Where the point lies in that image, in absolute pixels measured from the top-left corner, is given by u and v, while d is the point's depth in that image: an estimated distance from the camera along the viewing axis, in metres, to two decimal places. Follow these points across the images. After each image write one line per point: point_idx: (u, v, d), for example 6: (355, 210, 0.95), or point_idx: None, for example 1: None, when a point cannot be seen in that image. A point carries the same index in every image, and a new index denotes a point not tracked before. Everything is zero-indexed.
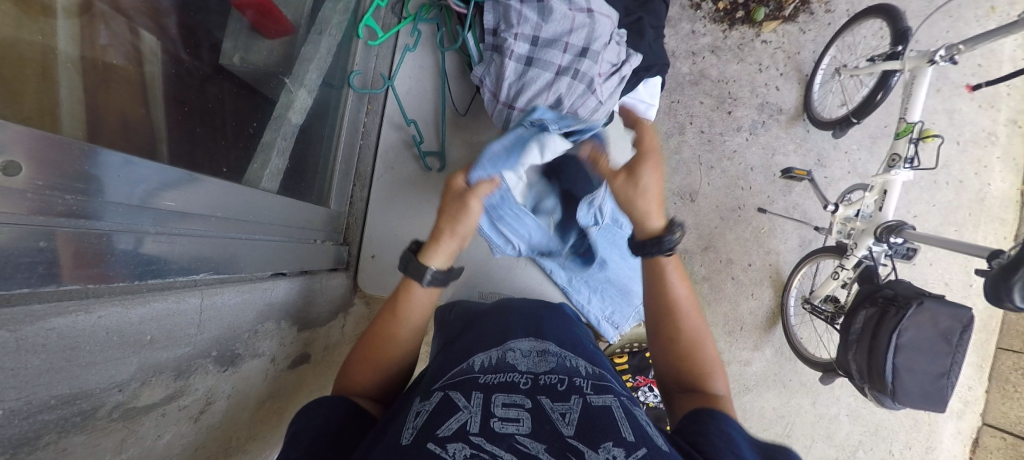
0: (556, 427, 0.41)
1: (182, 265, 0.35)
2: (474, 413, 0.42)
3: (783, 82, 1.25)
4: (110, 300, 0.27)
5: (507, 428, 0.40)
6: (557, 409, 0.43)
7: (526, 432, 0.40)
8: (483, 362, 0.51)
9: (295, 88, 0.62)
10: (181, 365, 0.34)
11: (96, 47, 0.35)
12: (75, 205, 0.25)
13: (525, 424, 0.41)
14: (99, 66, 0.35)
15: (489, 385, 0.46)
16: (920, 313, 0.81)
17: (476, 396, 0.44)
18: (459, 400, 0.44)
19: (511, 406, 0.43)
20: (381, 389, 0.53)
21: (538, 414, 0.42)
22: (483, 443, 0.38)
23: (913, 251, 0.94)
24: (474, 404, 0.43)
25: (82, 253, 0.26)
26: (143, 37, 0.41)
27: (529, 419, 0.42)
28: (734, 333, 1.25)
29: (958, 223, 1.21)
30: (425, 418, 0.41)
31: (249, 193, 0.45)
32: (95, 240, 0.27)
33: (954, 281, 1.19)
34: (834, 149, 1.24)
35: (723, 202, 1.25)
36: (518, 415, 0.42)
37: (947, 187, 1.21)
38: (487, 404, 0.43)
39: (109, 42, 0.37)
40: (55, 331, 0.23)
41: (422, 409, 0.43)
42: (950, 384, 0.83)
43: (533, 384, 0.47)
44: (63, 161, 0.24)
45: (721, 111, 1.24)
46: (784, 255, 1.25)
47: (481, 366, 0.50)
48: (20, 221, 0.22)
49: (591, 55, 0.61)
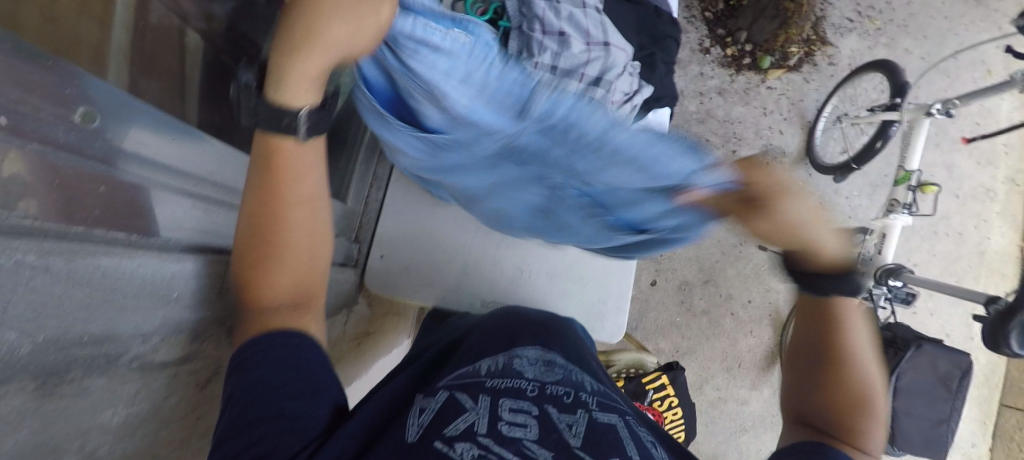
0: (563, 437, 0.39)
1: (210, 230, 0.37)
2: (481, 414, 0.40)
3: (786, 127, 1.30)
4: (151, 250, 0.29)
5: (514, 432, 0.39)
6: (563, 419, 0.41)
7: (535, 438, 0.39)
8: (489, 367, 0.48)
9: None
10: (196, 329, 0.35)
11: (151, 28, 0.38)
12: (137, 162, 0.28)
13: (532, 430, 0.39)
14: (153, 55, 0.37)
15: (497, 389, 0.44)
16: (920, 357, 0.81)
17: (484, 398, 0.42)
18: (465, 401, 0.42)
19: (518, 411, 0.41)
20: (304, 292, 0.44)
21: (546, 421, 0.40)
22: (491, 445, 0.37)
23: (911, 296, 0.97)
24: (481, 406, 0.41)
25: (134, 205, 0.28)
26: (191, 36, 0.45)
27: (537, 426, 0.40)
28: (732, 370, 1.24)
29: (958, 274, 1.22)
30: (432, 415, 0.40)
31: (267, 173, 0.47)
32: (147, 194, 0.29)
33: (956, 333, 1.19)
34: (835, 194, 1.28)
35: (725, 237, 1.27)
36: (525, 421, 0.40)
37: (947, 238, 1.23)
38: (495, 407, 0.41)
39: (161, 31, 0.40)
40: (102, 269, 0.25)
41: (427, 405, 0.41)
42: (950, 431, 0.82)
43: (540, 391, 0.44)
44: (139, 129, 0.27)
45: (725, 150, 1.29)
46: (784, 294, 1.26)
47: (487, 371, 0.47)
48: (97, 169, 0.25)
49: (604, 84, 0.67)
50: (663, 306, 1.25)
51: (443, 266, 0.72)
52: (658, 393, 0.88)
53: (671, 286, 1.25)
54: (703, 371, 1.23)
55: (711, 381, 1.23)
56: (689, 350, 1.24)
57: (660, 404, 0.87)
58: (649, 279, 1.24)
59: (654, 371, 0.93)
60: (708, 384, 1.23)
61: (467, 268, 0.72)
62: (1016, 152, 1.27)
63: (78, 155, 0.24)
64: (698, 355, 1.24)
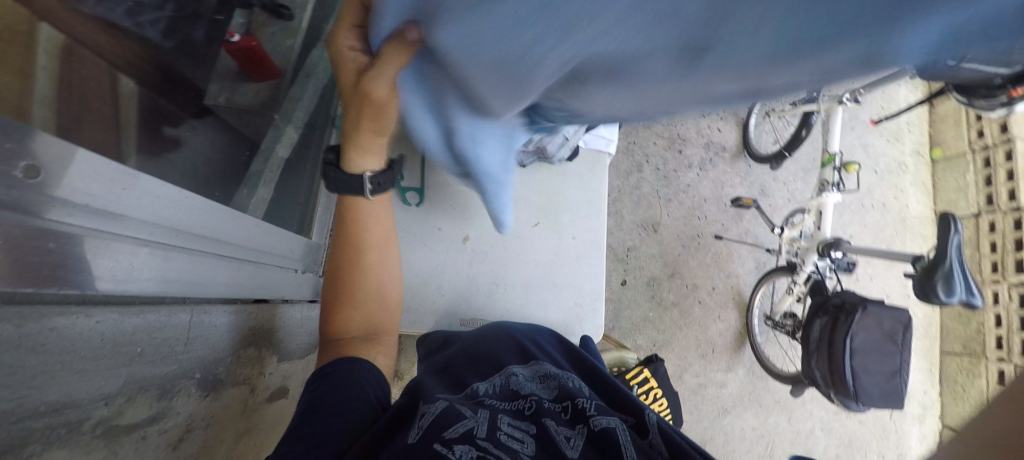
0: (560, 451, 0.39)
1: (177, 281, 0.34)
2: (480, 421, 0.40)
3: (723, 124, 1.41)
4: (110, 306, 0.28)
5: (512, 443, 0.38)
6: (561, 432, 0.42)
7: (531, 453, 0.38)
8: (488, 388, 0.47)
9: (283, 124, 0.67)
10: (165, 385, 0.33)
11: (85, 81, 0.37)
12: (82, 215, 0.26)
13: (530, 446, 0.39)
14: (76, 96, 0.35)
15: (496, 406, 0.43)
16: (866, 318, 0.89)
17: (483, 410, 0.42)
18: (465, 409, 0.41)
19: (517, 427, 0.41)
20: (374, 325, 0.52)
21: (543, 438, 0.41)
22: (489, 447, 0.37)
23: (853, 265, 1.06)
24: (481, 415, 0.41)
25: (88, 255, 0.26)
26: (123, 82, 0.43)
27: (534, 442, 0.40)
28: (708, 356, 1.29)
29: (887, 240, 1.36)
30: (432, 420, 0.39)
31: (242, 217, 0.45)
32: (104, 246, 0.27)
33: (894, 292, 1.31)
34: (774, 179, 1.39)
35: (683, 231, 1.34)
36: (523, 437, 0.40)
37: (873, 208, 1.37)
38: (494, 419, 0.41)
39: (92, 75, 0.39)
40: (56, 331, 0.24)
41: (427, 410, 0.41)
42: (903, 382, 0.90)
43: (537, 408, 0.45)
44: (82, 175, 0.25)
45: (672, 150, 1.38)
46: (743, 278, 1.34)
47: (487, 392, 0.46)
48: (44, 224, 0.24)
49: None
50: (636, 304, 1.30)
51: (418, 291, 0.71)
52: (642, 386, 0.90)
53: (640, 283, 1.31)
54: (681, 361, 1.28)
55: (690, 370, 1.28)
56: (666, 343, 1.29)
57: (646, 399, 0.89)
58: (619, 280, 1.30)
59: (636, 366, 0.95)
60: (687, 373, 1.28)
61: (442, 288, 0.72)
62: (917, 128, 1.44)
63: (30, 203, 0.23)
64: (674, 347, 1.29)
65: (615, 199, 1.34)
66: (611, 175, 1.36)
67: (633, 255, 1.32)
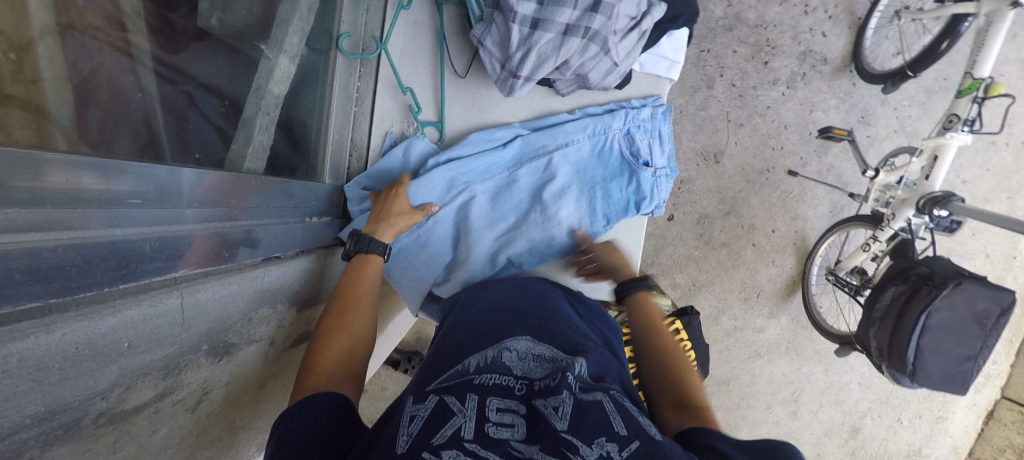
0: (548, 424, 0.35)
1: (159, 262, 0.33)
2: (469, 417, 0.36)
3: (830, 28, 1.11)
4: (77, 314, 0.26)
5: (501, 433, 0.35)
6: (549, 403, 0.37)
7: (521, 437, 0.35)
8: (477, 362, 0.44)
9: (274, 54, 0.57)
10: (168, 364, 0.33)
11: (20, 2, 0.31)
12: (34, 217, 0.26)
13: (520, 430, 0.36)
14: (80, 48, 0.35)
15: (485, 386, 0.40)
16: (956, 294, 0.76)
17: (471, 398, 0.38)
18: (454, 403, 0.38)
19: (506, 410, 0.37)
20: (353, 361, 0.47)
21: (533, 417, 0.37)
22: (477, 450, 0.33)
23: (958, 224, 0.87)
24: (469, 408, 0.37)
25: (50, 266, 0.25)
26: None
27: (524, 424, 0.36)
28: (751, 300, 1.22)
29: (1011, 190, 1.12)
30: (420, 425, 0.36)
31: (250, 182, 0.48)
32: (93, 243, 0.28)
33: (997, 252, 1.10)
34: (881, 105, 1.12)
35: (750, 164, 1.16)
36: (513, 420, 0.36)
37: (1006, 149, 1.10)
38: (482, 407, 0.37)
39: (89, 5, 0.37)
40: (17, 355, 0.23)
41: (417, 413, 0.37)
42: (976, 368, 0.80)
43: (528, 387, 0.41)
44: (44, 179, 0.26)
45: (755, 62, 1.12)
46: (811, 222, 1.18)
47: (476, 367, 0.44)
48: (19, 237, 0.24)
49: (603, 10, 0.54)
50: (680, 242, 1.22)
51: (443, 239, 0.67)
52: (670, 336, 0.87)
53: (688, 220, 1.20)
54: (719, 302, 1.23)
55: (728, 311, 1.23)
56: (706, 283, 1.23)
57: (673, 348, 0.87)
58: (664, 215, 1.20)
59: (667, 315, 0.91)
60: (724, 315, 1.24)
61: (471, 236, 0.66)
62: None
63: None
64: (714, 287, 1.23)
65: (673, 122, 1.17)
66: (674, 92, 1.16)
67: (685, 188, 1.19)
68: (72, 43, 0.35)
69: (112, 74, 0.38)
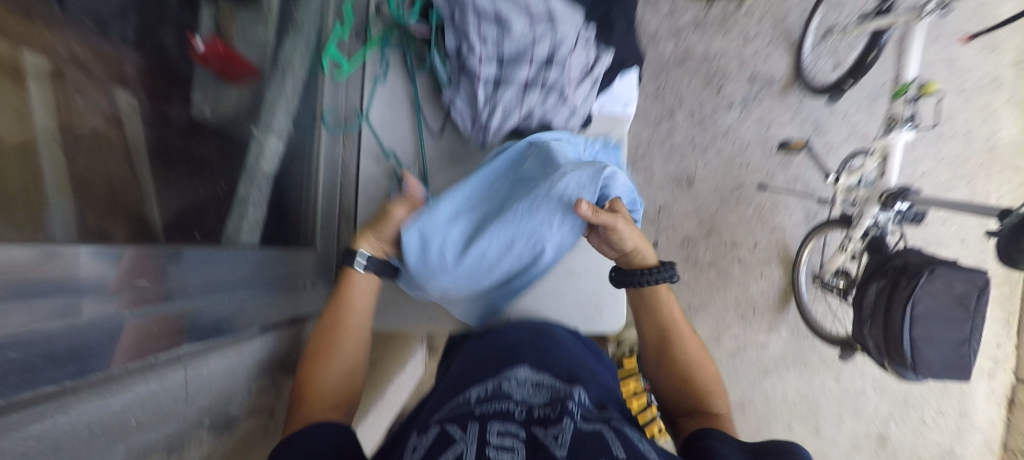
0: (549, 452, 0.36)
1: (165, 339, 0.35)
2: (470, 444, 0.37)
3: (771, 52, 1.22)
4: (89, 393, 0.28)
5: (502, 457, 0.36)
6: (550, 433, 0.38)
7: None
8: (478, 393, 0.45)
9: (264, 135, 0.63)
10: (174, 442, 0.34)
11: (22, 108, 0.33)
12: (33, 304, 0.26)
13: (521, 453, 0.36)
14: (83, 151, 0.38)
15: (485, 414, 0.41)
16: (933, 281, 0.79)
17: (472, 425, 0.39)
18: (455, 431, 0.38)
19: (506, 434, 0.38)
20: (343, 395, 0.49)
21: (533, 443, 0.38)
22: None
23: (921, 216, 0.92)
24: (470, 435, 0.38)
25: (68, 350, 0.27)
26: (118, 97, 0.43)
27: (524, 449, 0.37)
28: (748, 317, 1.24)
29: (968, 175, 1.19)
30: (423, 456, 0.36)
31: (245, 254, 0.50)
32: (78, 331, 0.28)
33: (971, 236, 1.15)
34: (831, 114, 1.20)
35: (721, 183, 1.23)
36: (513, 444, 0.37)
37: (953, 139, 1.19)
38: (483, 433, 0.38)
39: (85, 108, 0.39)
40: (35, 437, 0.24)
41: (418, 446, 0.38)
42: (975, 351, 0.79)
43: (528, 414, 0.42)
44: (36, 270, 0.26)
45: (709, 90, 1.22)
46: (789, 231, 1.23)
47: (477, 398, 0.44)
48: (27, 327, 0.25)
49: (557, 64, 0.60)
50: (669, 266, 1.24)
51: None
52: None
53: (673, 244, 1.24)
54: (718, 322, 1.24)
55: (729, 332, 1.24)
56: (702, 305, 1.24)
57: None
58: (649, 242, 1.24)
59: None
60: (725, 334, 1.24)
61: (465, 280, 0.66)
62: None
63: (25, 316, 0.25)
64: (710, 307, 1.24)
65: (644, 154, 1.24)
66: (639, 127, 1.24)
67: (665, 214, 1.24)
68: (70, 140, 0.37)
69: (111, 163, 0.40)
